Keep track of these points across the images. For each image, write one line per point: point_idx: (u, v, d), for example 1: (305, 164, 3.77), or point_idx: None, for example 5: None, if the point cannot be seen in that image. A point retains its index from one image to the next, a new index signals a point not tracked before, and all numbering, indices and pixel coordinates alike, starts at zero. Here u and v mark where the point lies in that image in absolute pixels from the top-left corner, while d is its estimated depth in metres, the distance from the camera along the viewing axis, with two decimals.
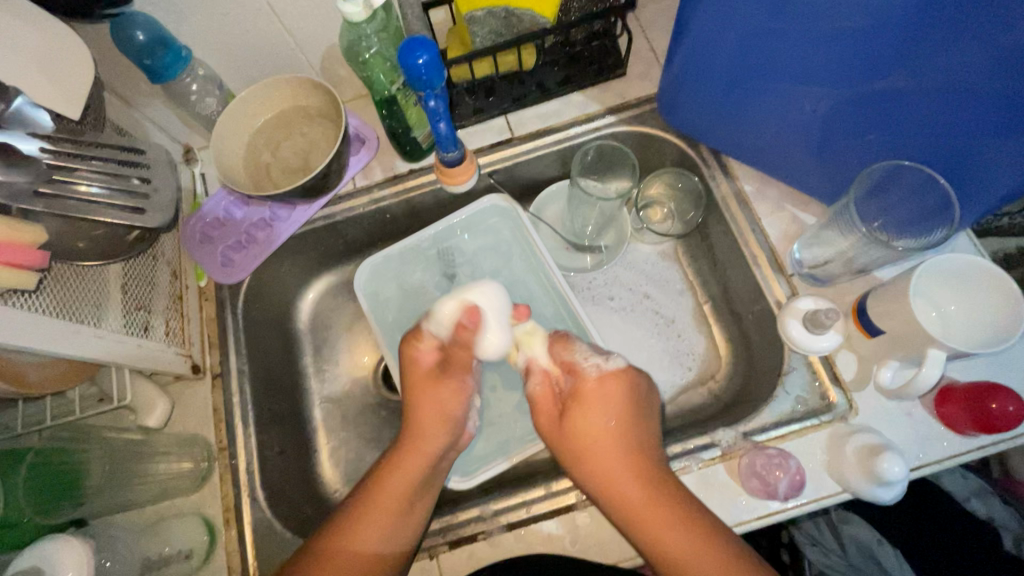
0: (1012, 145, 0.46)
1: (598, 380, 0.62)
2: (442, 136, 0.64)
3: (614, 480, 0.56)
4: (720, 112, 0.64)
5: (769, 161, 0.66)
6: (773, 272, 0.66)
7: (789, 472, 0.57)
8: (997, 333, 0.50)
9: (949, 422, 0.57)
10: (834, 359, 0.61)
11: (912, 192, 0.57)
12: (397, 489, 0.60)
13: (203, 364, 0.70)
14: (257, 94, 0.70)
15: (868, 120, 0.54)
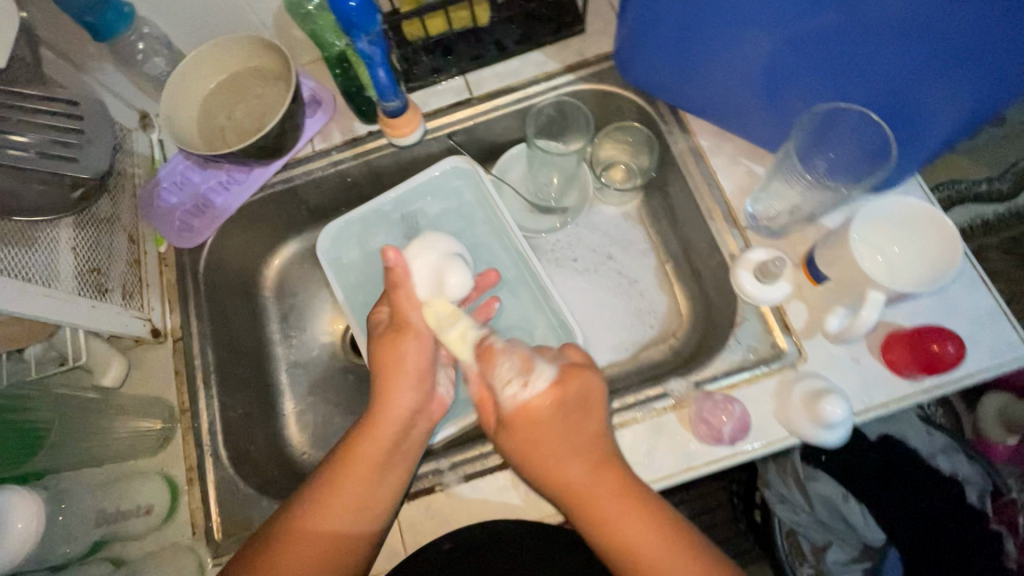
0: (946, 82, 0.47)
1: (519, 409, 0.56)
2: (382, 85, 0.63)
3: (569, 484, 0.54)
4: (671, 65, 0.63)
5: (720, 114, 0.66)
6: (727, 226, 0.66)
7: (732, 417, 0.58)
8: (935, 271, 0.51)
9: (894, 366, 0.58)
10: (785, 309, 0.62)
11: (853, 133, 0.58)
12: (366, 469, 0.57)
13: (164, 328, 0.70)
14: (207, 54, 0.69)
15: (812, 64, 0.54)
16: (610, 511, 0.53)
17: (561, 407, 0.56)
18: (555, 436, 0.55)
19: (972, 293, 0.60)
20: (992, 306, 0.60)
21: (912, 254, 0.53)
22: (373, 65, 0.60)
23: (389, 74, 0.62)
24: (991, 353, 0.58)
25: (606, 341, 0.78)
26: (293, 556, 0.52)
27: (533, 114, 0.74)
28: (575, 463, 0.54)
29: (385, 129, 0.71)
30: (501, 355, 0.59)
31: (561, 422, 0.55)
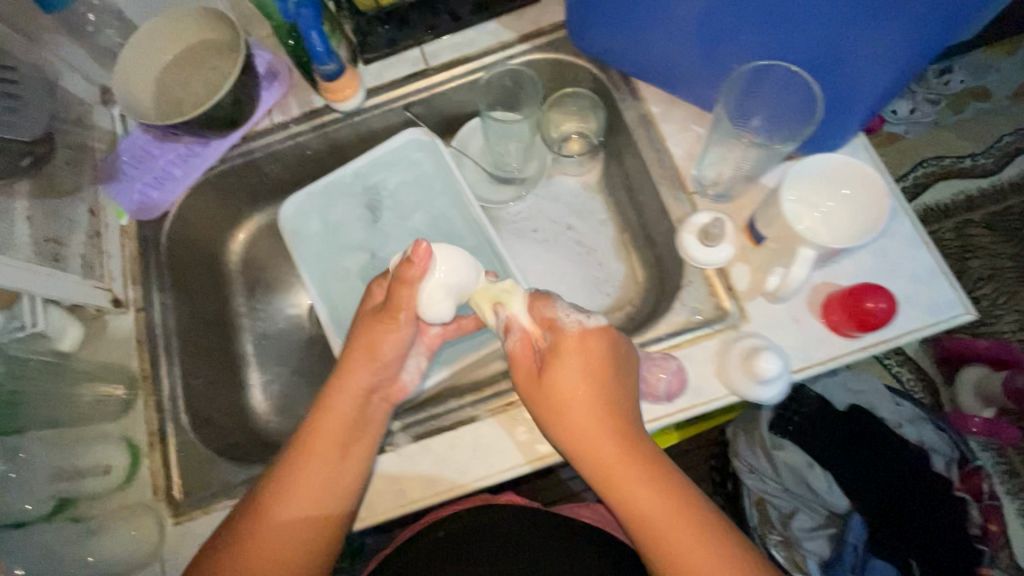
0: (869, 31, 0.48)
1: (573, 350, 0.52)
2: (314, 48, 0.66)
3: (599, 456, 0.51)
4: (614, 30, 0.64)
5: (668, 77, 0.67)
6: (675, 191, 0.66)
7: (669, 372, 0.59)
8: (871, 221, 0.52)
9: (833, 325, 0.59)
10: (729, 271, 0.63)
11: (778, 90, 0.60)
12: (325, 455, 0.57)
13: (126, 298, 0.71)
14: (161, 26, 0.69)
15: (745, 17, 0.54)
16: (632, 478, 0.51)
17: (594, 370, 0.52)
18: (589, 392, 0.52)
19: (910, 255, 0.61)
20: (931, 265, 0.61)
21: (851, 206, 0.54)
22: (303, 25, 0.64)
23: (321, 35, 0.65)
24: (923, 312, 0.60)
25: None
26: (260, 546, 0.54)
27: (482, 84, 0.76)
28: (606, 436, 0.51)
29: (328, 96, 0.72)
30: (557, 299, 0.55)
31: (596, 387, 0.52)
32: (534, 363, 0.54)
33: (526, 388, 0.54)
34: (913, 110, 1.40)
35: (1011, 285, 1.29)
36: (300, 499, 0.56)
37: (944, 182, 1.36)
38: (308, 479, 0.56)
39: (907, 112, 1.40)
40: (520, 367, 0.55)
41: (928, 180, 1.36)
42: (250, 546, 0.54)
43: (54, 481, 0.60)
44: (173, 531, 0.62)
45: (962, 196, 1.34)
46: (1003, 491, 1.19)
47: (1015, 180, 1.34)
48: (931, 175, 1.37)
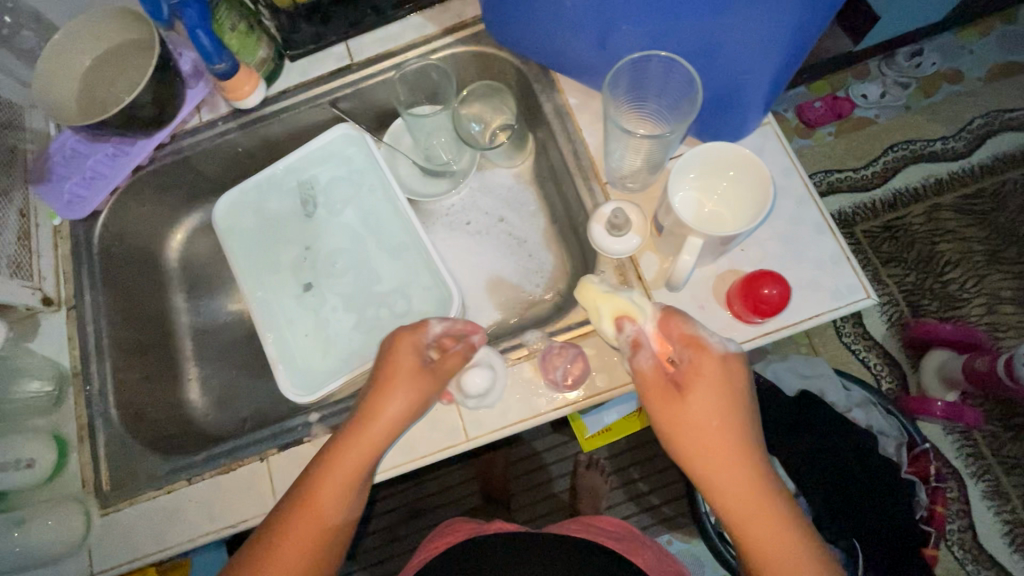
0: (739, 19, 0.50)
1: (713, 371, 0.51)
2: (204, 49, 0.67)
3: (727, 483, 0.49)
4: (520, 32, 0.66)
5: (579, 74, 0.67)
6: (588, 182, 0.67)
7: (568, 360, 0.61)
8: (759, 201, 0.54)
9: (737, 313, 0.59)
10: (639, 260, 0.64)
11: (659, 79, 0.59)
12: (365, 455, 0.54)
13: (57, 297, 0.73)
14: (81, 26, 0.70)
15: (629, 8, 0.54)
16: (759, 511, 0.49)
17: (723, 388, 0.51)
18: (721, 416, 0.50)
19: (817, 240, 0.62)
20: (836, 251, 0.61)
21: (740, 182, 0.56)
22: (192, 25, 0.65)
23: (210, 36, 0.66)
24: (828, 296, 0.60)
25: (493, 300, 0.80)
26: (297, 541, 0.51)
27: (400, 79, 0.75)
28: (736, 461, 0.49)
29: (226, 94, 0.73)
30: (683, 318, 0.55)
31: (725, 408, 0.50)
32: (662, 382, 0.53)
33: (656, 406, 0.52)
34: (884, 93, 1.38)
35: (983, 268, 1.27)
36: (331, 493, 0.53)
37: (915, 166, 1.34)
38: (338, 478, 0.53)
39: (877, 96, 1.37)
40: (653, 385, 0.53)
41: (900, 163, 1.34)
42: (283, 533, 0.52)
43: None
44: (100, 522, 0.64)
45: (934, 179, 1.32)
46: (966, 475, 1.19)
47: (986, 162, 1.32)
48: (903, 158, 1.34)
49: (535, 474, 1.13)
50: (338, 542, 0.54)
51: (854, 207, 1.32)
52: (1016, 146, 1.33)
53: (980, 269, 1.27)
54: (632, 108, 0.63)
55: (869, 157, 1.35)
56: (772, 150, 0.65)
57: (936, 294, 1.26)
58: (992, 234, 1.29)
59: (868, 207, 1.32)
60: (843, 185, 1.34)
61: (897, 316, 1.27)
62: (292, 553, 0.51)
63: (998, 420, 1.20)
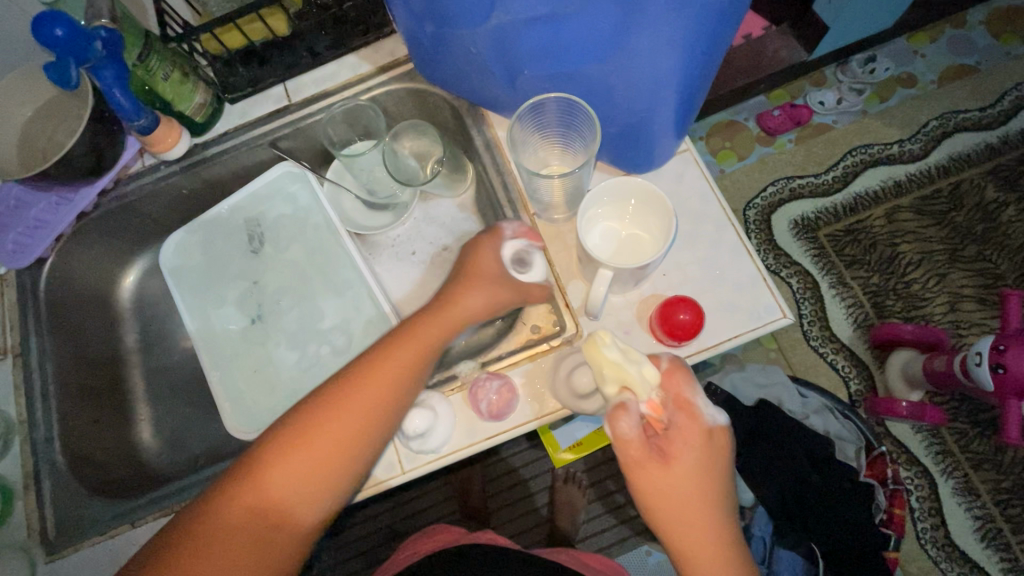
0: (620, 66, 0.52)
1: (695, 441, 0.52)
2: (123, 107, 0.69)
3: (694, 552, 0.50)
4: (442, 76, 0.69)
5: (504, 109, 0.70)
6: (517, 212, 0.69)
7: (495, 391, 0.62)
8: (663, 220, 0.57)
9: (658, 337, 0.61)
10: (566, 288, 0.66)
11: (556, 116, 0.62)
12: (427, 343, 0.59)
13: (4, 346, 0.74)
14: (19, 82, 0.73)
15: (520, 60, 0.56)
16: None
17: (706, 458, 0.52)
18: (696, 486, 0.51)
19: (736, 262, 0.64)
20: (754, 273, 0.63)
21: (644, 206, 0.58)
22: (110, 88, 0.67)
23: (128, 96, 0.68)
24: (747, 317, 0.62)
25: None
26: (291, 468, 0.52)
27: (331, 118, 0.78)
28: (706, 531, 0.51)
29: (151, 147, 0.75)
30: (686, 382, 0.53)
31: (704, 479, 0.51)
32: (653, 447, 0.52)
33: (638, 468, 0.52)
34: (840, 100, 1.41)
35: (943, 267, 1.30)
36: (337, 428, 0.54)
37: (874, 169, 1.37)
38: (350, 412, 0.54)
39: (835, 103, 1.40)
40: (646, 449, 0.52)
41: (859, 167, 1.37)
42: (287, 452, 0.53)
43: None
44: (45, 568, 0.65)
45: (892, 182, 1.35)
46: (932, 473, 1.20)
47: (942, 164, 1.35)
48: (862, 162, 1.37)
49: (504, 494, 1.14)
50: (322, 494, 0.53)
51: (816, 211, 1.35)
52: (968, 146, 1.36)
53: (938, 269, 1.30)
54: (543, 143, 0.66)
55: (827, 163, 1.38)
56: (692, 176, 0.67)
57: (900, 294, 1.29)
58: (948, 234, 1.32)
59: (828, 212, 1.35)
60: (805, 190, 1.37)
61: (863, 318, 1.29)
62: (282, 477, 0.52)
63: (964, 416, 1.21)
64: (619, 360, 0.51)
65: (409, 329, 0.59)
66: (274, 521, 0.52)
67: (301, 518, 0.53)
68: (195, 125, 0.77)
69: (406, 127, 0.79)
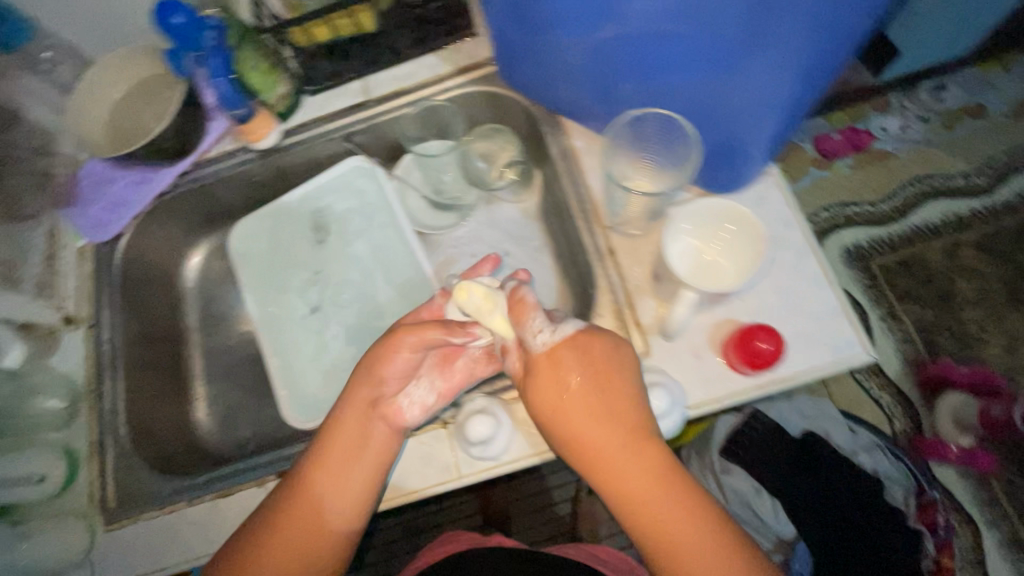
0: (727, 85, 0.51)
1: (556, 356, 0.55)
2: (225, 94, 0.72)
3: (621, 479, 0.53)
4: (521, 81, 0.70)
5: (585, 119, 0.70)
6: (590, 224, 0.68)
7: None
8: (756, 255, 0.56)
9: (729, 362, 0.60)
10: (637, 304, 0.65)
11: (656, 135, 0.62)
12: (342, 434, 0.60)
13: (77, 315, 0.76)
14: (112, 64, 0.75)
15: (621, 73, 0.56)
16: (642, 487, 0.53)
17: (592, 380, 0.54)
18: (580, 400, 0.54)
19: (817, 292, 0.62)
20: (835, 306, 0.61)
21: (737, 239, 0.58)
22: (214, 74, 0.71)
23: (230, 82, 0.71)
24: (826, 351, 0.59)
25: None
26: (320, 486, 0.58)
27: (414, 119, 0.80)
28: (627, 455, 0.53)
29: (246, 138, 0.78)
30: (536, 310, 0.57)
31: (600, 403, 0.54)
32: (540, 384, 0.56)
33: (537, 409, 0.56)
34: (904, 127, 1.35)
35: (1002, 309, 1.24)
36: (343, 446, 0.59)
37: (935, 201, 1.31)
38: (351, 430, 0.60)
39: (898, 130, 1.35)
40: (530, 387, 0.56)
41: (919, 198, 1.31)
42: (311, 476, 0.58)
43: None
44: (103, 537, 0.66)
45: (953, 216, 1.30)
46: (981, 525, 1.14)
47: (1008, 202, 1.30)
48: (922, 193, 1.32)
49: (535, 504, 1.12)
50: (360, 500, 0.59)
51: (870, 241, 1.29)
52: None
53: (996, 309, 1.24)
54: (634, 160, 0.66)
55: (887, 192, 1.32)
56: (774, 200, 0.65)
57: (956, 334, 1.23)
58: (1009, 274, 1.26)
59: (883, 242, 1.29)
60: (860, 218, 1.31)
61: (914, 355, 1.23)
62: (313, 497, 0.58)
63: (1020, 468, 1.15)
64: (481, 307, 0.58)
65: (365, 365, 0.61)
66: (319, 533, 0.57)
67: (341, 526, 0.58)
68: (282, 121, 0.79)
69: (483, 130, 0.83)
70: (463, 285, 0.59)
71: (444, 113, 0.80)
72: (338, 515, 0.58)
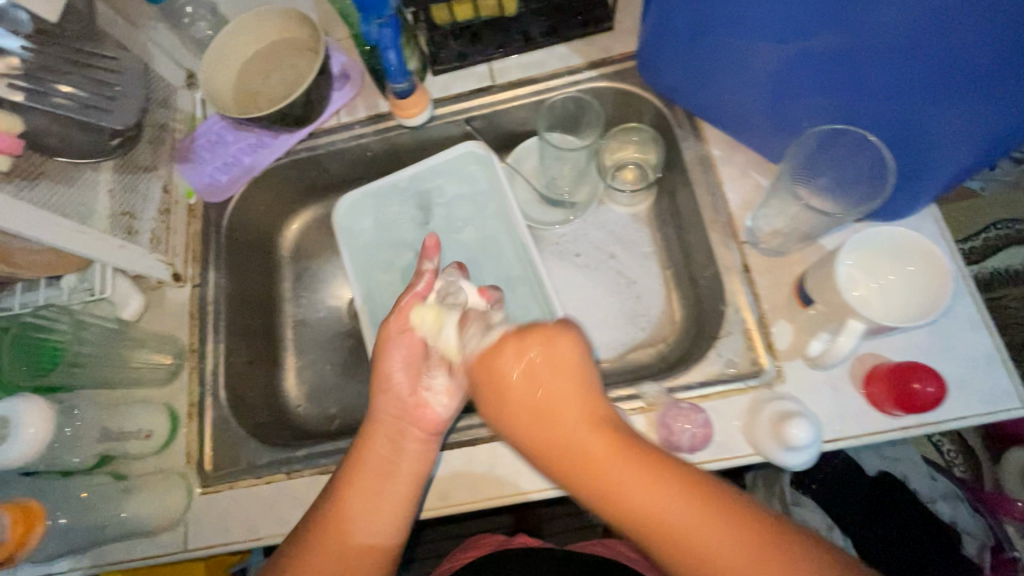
0: (945, 111, 0.47)
1: (484, 364, 0.58)
2: (392, 68, 0.67)
3: (599, 471, 0.49)
4: (683, 67, 0.64)
5: (742, 131, 0.66)
6: (725, 238, 0.65)
7: (695, 424, 0.58)
8: (924, 303, 0.53)
9: (873, 399, 0.57)
10: (771, 327, 0.62)
11: (845, 156, 0.59)
12: (388, 438, 0.60)
13: (185, 274, 0.76)
14: (248, 24, 0.73)
15: (819, 82, 0.53)
16: (616, 469, 0.48)
17: (536, 369, 0.56)
18: (521, 388, 0.55)
19: (972, 335, 0.58)
20: (990, 351, 0.57)
21: (910, 279, 0.54)
22: (385, 47, 0.65)
23: (400, 57, 0.66)
24: (980, 399, 0.56)
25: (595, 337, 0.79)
26: (349, 509, 0.56)
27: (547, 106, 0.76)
28: (601, 446, 0.50)
29: (394, 111, 0.74)
30: (473, 320, 0.63)
31: (550, 394, 0.54)
32: (485, 386, 0.58)
33: (490, 410, 0.58)
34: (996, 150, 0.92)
35: None
36: (374, 464, 0.58)
37: None
38: (380, 451, 0.59)
39: None
40: (481, 391, 0.59)
41: None
42: (338, 502, 0.56)
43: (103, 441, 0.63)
44: (199, 501, 0.66)
45: None
46: None
47: None
48: None
49: None
50: (392, 527, 0.56)
51: None
52: None
53: None
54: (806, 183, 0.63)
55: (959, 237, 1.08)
56: (929, 234, 0.61)
57: None
58: None
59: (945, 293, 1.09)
60: None
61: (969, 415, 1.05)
62: (343, 522, 0.55)
63: None
64: (432, 328, 0.64)
65: (376, 371, 0.63)
66: (348, 561, 0.54)
67: (377, 550, 0.55)
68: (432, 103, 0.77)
69: (621, 127, 0.79)
70: (416, 309, 0.65)
71: (580, 106, 0.76)
72: (377, 535, 0.56)
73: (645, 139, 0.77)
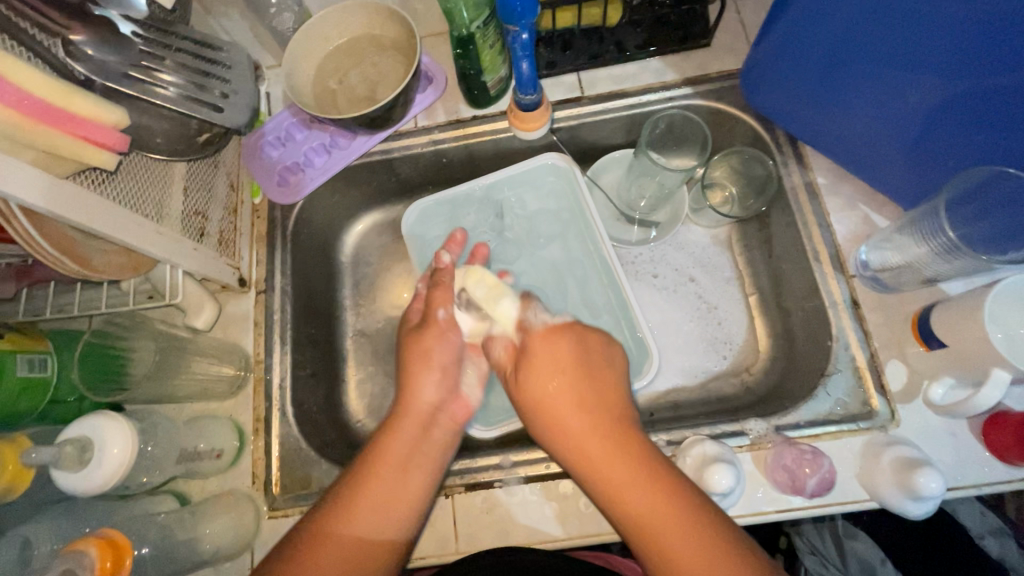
0: None
1: (538, 338, 0.58)
2: (522, 77, 0.64)
3: (602, 466, 0.49)
4: (812, 89, 0.61)
5: (860, 160, 0.64)
6: (833, 271, 0.64)
7: (820, 472, 0.55)
8: None
9: (995, 449, 0.54)
10: (883, 367, 0.60)
11: (1007, 201, 0.54)
12: (407, 438, 0.57)
13: (249, 278, 0.71)
14: (331, 16, 0.67)
15: (974, 119, 0.51)
16: (629, 480, 0.48)
17: (577, 362, 0.55)
18: (559, 385, 0.54)
19: None
20: None
21: None
22: (519, 57, 0.62)
23: (532, 67, 0.63)
24: None
25: (675, 363, 0.76)
26: (359, 500, 0.52)
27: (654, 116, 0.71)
28: (608, 441, 0.50)
29: (513, 121, 0.71)
30: (536, 303, 0.63)
31: (588, 394, 0.53)
32: (535, 365, 0.56)
33: (527, 402, 0.55)
34: None
35: None
36: (396, 453, 0.55)
37: None
38: (404, 439, 0.56)
39: None
40: (526, 366, 0.57)
41: None
42: (354, 497, 0.52)
43: (178, 461, 0.59)
44: (267, 525, 0.61)
45: None
46: None
47: None
48: None
49: None
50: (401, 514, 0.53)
51: None
52: None
53: None
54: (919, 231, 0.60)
55: None
56: None
57: None
58: None
59: None
60: None
61: None
62: (358, 512, 0.52)
63: None
64: (488, 294, 0.64)
65: (409, 365, 0.61)
66: (360, 547, 0.50)
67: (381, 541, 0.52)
68: (552, 112, 0.72)
69: (722, 154, 0.75)
70: (474, 269, 0.66)
71: (688, 126, 0.70)
72: (378, 531, 0.52)
73: (754, 173, 0.73)
